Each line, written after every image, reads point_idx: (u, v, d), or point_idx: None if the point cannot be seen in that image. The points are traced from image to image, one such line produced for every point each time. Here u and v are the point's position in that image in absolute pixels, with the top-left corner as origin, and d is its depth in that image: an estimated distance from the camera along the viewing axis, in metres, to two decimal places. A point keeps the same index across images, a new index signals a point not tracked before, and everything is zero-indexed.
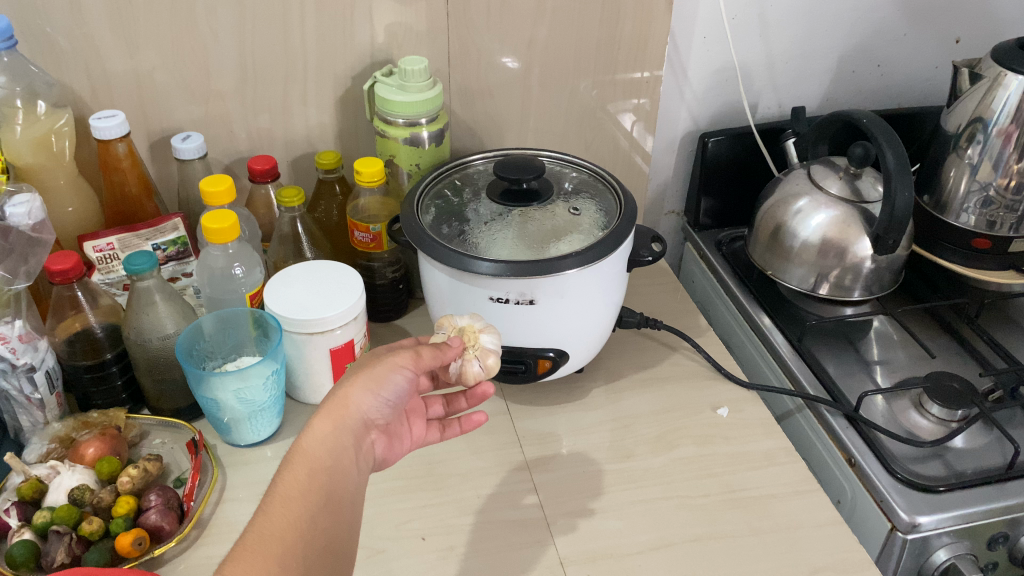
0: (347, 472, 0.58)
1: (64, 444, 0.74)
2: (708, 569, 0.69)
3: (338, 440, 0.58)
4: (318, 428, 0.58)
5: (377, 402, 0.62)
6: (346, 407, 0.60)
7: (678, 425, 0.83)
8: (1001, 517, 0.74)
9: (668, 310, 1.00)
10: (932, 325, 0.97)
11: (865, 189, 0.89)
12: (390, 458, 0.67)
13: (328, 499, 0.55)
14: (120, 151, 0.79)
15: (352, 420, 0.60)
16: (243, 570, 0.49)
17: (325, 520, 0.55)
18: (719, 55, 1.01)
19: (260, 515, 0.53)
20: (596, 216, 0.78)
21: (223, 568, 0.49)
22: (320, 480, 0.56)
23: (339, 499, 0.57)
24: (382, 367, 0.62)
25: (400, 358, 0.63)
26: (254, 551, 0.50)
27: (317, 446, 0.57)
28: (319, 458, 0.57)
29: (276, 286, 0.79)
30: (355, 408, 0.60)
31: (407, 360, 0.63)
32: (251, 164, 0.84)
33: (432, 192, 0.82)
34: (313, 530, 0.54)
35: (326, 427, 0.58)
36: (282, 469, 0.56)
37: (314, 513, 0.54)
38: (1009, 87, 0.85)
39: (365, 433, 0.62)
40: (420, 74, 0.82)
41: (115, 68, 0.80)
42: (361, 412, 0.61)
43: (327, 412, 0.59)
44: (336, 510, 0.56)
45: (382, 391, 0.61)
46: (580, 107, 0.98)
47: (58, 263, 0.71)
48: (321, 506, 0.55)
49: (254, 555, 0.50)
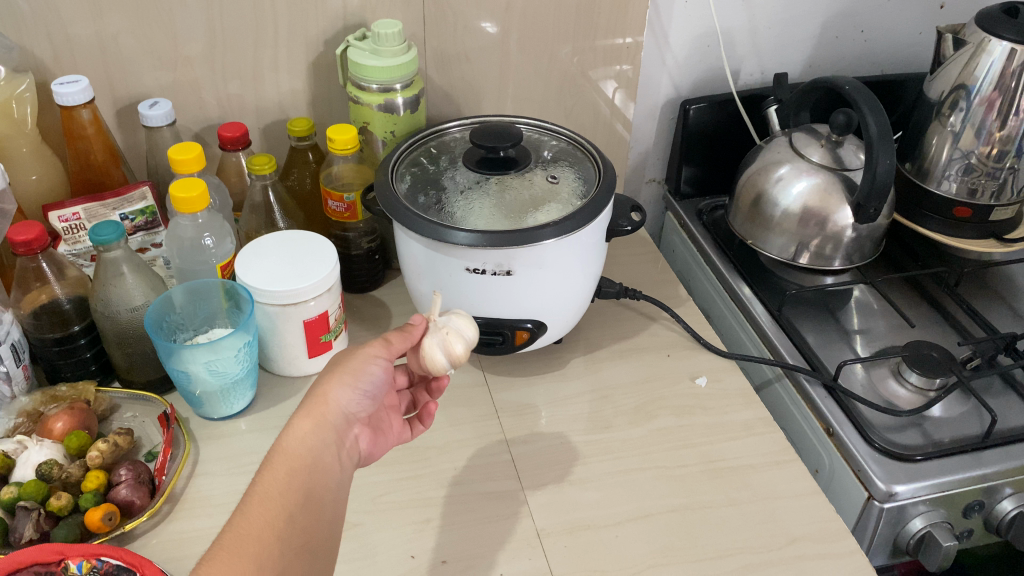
0: (327, 471, 0.58)
1: (32, 419, 0.72)
2: (686, 540, 0.69)
3: (320, 437, 0.58)
4: (299, 427, 0.58)
5: (355, 394, 0.61)
6: (326, 403, 0.59)
7: (657, 396, 0.83)
8: (977, 485, 0.74)
9: (647, 280, 0.99)
10: (912, 294, 0.96)
11: (846, 156, 0.88)
12: (376, 453, 0.66)
13: (306, 498, 0.55)
14: (84, 118, 0.77)
15: (332, 416, 0.60)
16: (220, 569, 0.48)
17: (303, 519, 0.55)
18: (702, 20, 0.99)
19: (239, 514, 0.52)
20: (574, 185, 0.77)
21: (200, 568, 0.48)
22: (299, 479, 0.56)
23: (318, 497, 0.57)
24: (357, 360, 0.61)
25: (373, 348, 0.62)
26: (232, 550, 0.50)
27: (299, 444, 0.57)
28: (300, 457, 0.57)
29: (248, 257, 0.78)
30: (334, 403, 0.60)
31: (380, 349, 0.62)
32: (221, 131, 0.82)
33: (407, 160, 0.80)
34: (291, 526, 0.54)
35: (307, 424, 0.58)
36: (262, 469, 0.55)
37: (292, 512, 0.54)
38: (993, 53, 0.84)
39: (348, 429, 0.61)
40: (393, 37, 0.80)
41: (79, 33, 0.78)
42: (340, 409, 0.60)
43: (308, 410, 0.59)
44: (314, 508, 0.56)
45: (360, 383, 0.61)
46: (559, 74, 0.96)
47: (20, 233, 0.69)
48: (299, 504, 0.55)
49: (231, 555, 0.49)
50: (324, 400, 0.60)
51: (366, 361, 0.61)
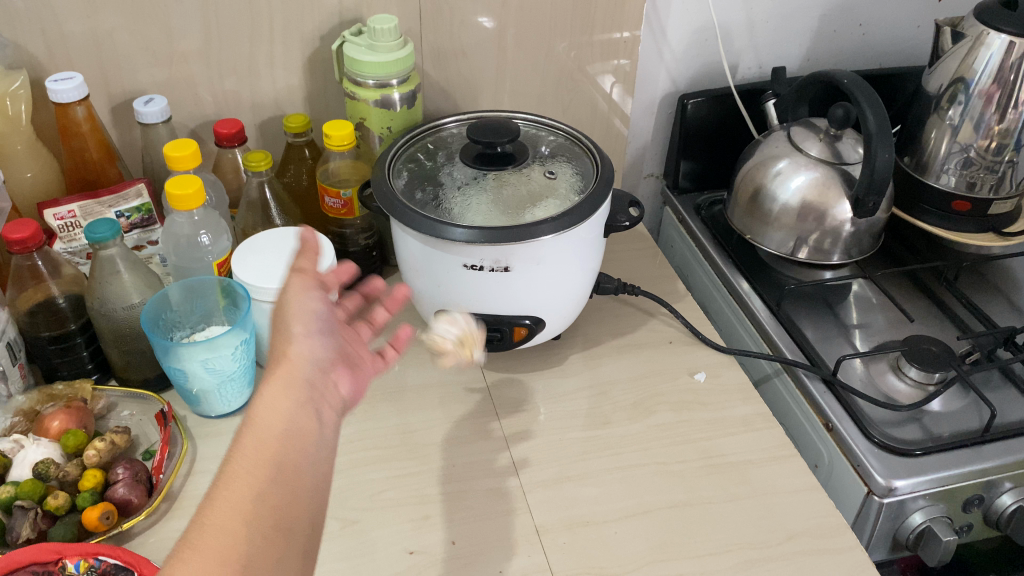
0: (308, 435, 0.50)
1: (29, 418, 0.72)
2: (685, 536, 0.69)
3: (291, 396, 0.50)
4: (266, 390, 0.50)
5: (307, 339, 0.54)
6: (285, 358, 0.52)
7: (656, 391, 0.83)
8: (977, 480, 0.74)
9: (646, 276, 0.98)
10: (911, 288, 0.96)
11: (845, 150, 0.88)
12: (360, 390, 0.58)
13: (281, 470, 0.47)
14: (79, 115, 0.76)
15: (295, 368, 0.52)
16: None
17: (279, 494, 0.47)
18: (700, 14, 0.98)
19: (205, 504, 0.45)
20: (572, 180, 0.77)
21: None
22: (269, 450, 0.48)
23: (298, 466, 0.48)
24: (292, 301, 0.54)
25: (299, 281, 0.55)
26: (194, 549, 0.43)
27: (268, 410, 0.49)
28: (270, 425, 0.49)
29: (245, 255, 0.77)
30: (292, 356, 0.52)
31: (310, 280, 0.56)
32: (217, 128, 0.81)
33: (404, 156, 0.80)
34: (260, 502, 0.46)
35: (276, 385, 0.51)
36: (232, 446, 0.48)
37: (263, 489, 0.46)
38: (992, 46, 0.83)
39: (321, 376, 0.54)
40: (389, 33, 0.80)
41: (74, 30, 0.77)
42: (307, 362, 0.53)
43: (269, 372, 0.51)
44: (292, 477, 0.48)
45: (307, 325, 0.54)
46: (557, 68, 0.96)
47: (15, 231, 0.69)
48: (273, 478, 0.47)
49: (193, 556, 0.43)
50: (283, 357, 0.52)
51: (298, 300, 0.54)
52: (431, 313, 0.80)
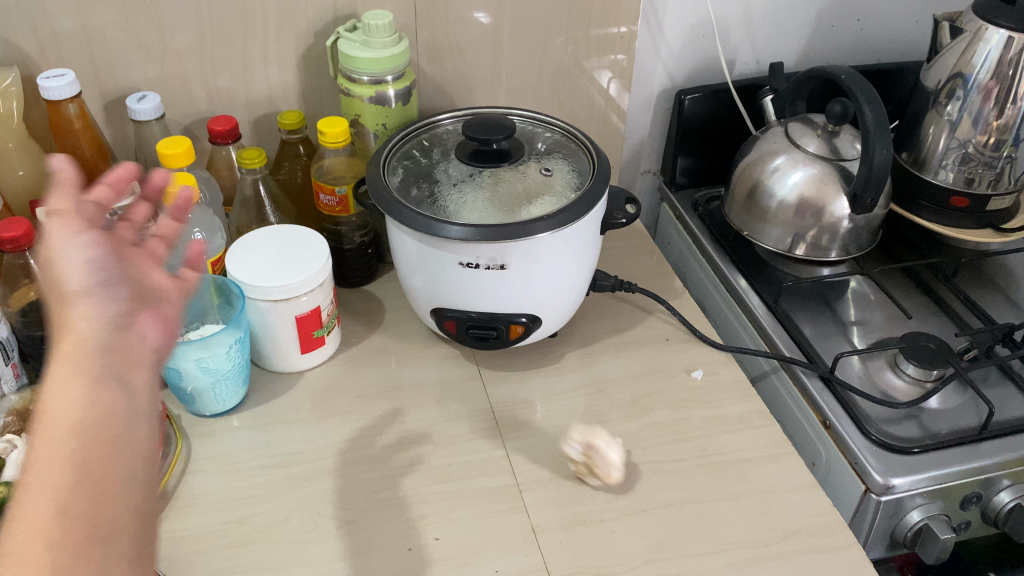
0: (115, 411, 0.39)
1: (21, 418, 0.72)
2: (682, 535, 0.68)
3: (82, 375, 0.39)
4: (54, 378, 0.39)
5: (89, 297, 0.41)
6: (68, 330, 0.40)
7: (654, 389, 0.82)
8: (974, 477, 0.74)
9: (643, 273, 0.98)
10: (910, 284, 0.96)
11: (843, 147, 0.88)
12: (174, 331, 0.45)
13: (90, 469, 0.37)
14: (71, 113, 0.76)
15: (80, 341, 0.40)
16: None
17: (87, 499, 0.37)
18: (696, 9, 0.98)
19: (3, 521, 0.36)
20: (568, 177, 0.76)
21: None
22: (71, 445, 0.37)
23: (112, 456, 0.38)
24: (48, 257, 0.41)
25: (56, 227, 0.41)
26: None
27: (64, 401, 0.38)
28: (71, 417, 0.38)
29: (239, 253, 0.77)
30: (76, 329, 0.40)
31: (70, 220, 0.42)
32: (211, 124, 0.81)
33: (399, 152, 0.80)
34: (65, 515, 0.36)
35: (63, 372, 0.39)
36: (29, 446, 0.38)
37: (65, 496, 0.36)
38: (990, 41, 0.83)
39: (117, 337, 0.41)
40: (384, 29, 0.79)
41: (65, 26, 0.77)
42: (97, 327, 0.41)
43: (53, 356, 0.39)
44: (102, 468, 0.38)
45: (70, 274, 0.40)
46: (553, 64, 0.95)
47: (8, 230, 0.68)
48: (76, 482, 0.37)
49: None
50: (62, 332, 0.40)
51: (59, 258, 0.40)
52: (427, 311, 0.80)
